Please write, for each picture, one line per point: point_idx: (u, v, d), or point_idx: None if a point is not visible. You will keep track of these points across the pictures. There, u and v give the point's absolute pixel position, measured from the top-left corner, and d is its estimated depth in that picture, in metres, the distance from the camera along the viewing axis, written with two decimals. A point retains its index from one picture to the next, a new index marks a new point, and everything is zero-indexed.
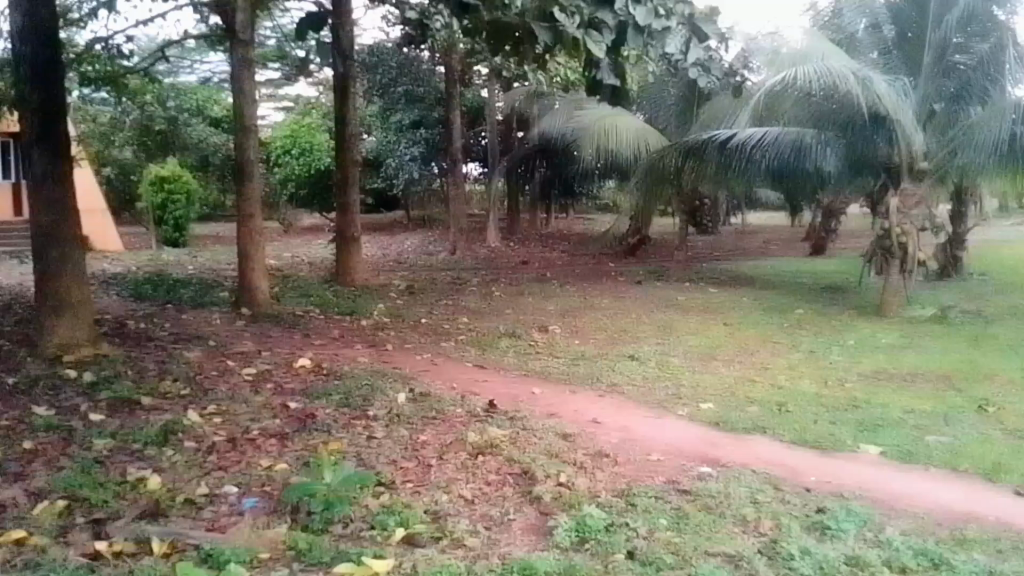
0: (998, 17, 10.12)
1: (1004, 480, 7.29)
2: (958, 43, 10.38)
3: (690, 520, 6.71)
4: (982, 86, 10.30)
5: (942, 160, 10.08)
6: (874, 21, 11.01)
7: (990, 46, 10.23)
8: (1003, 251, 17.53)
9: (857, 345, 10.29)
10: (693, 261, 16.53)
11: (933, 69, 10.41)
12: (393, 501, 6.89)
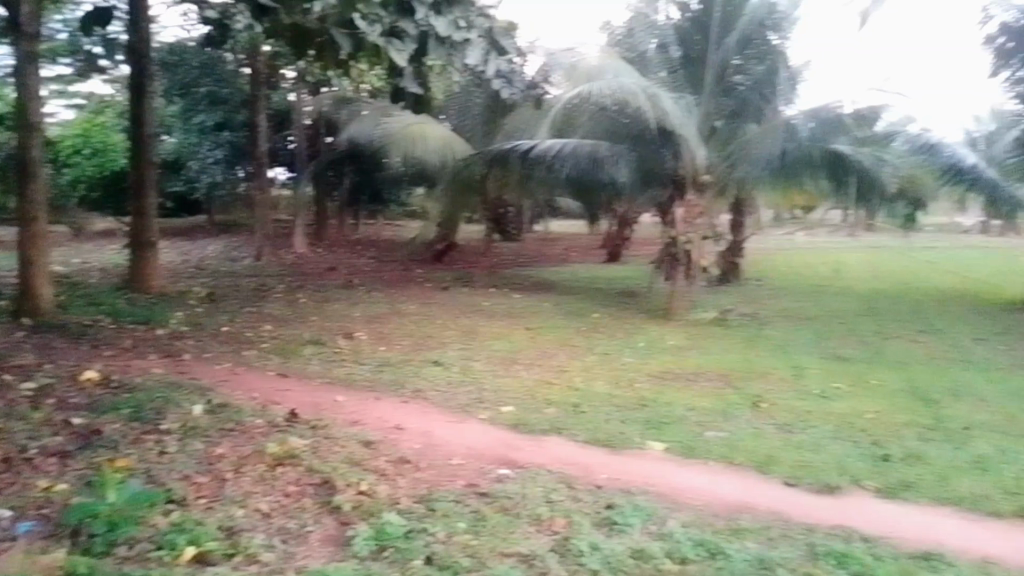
0: (772, 41, 10.55)
1: (774, 471, 7.83)
2: (737, 65, 10.75)
3: (488, 522, 6.84)
4: (756, 106, 10.81)
5: (722, 173, 10.81)
6: (662, 40, 10.91)
7: (765, 68, 10.66)
8: (780, 258, 19.00)
9: (647, 347, 10.82)
10: (495, 268, 16.94)
11: (715, 89, 10.76)
12: (184, 517, 6.65)
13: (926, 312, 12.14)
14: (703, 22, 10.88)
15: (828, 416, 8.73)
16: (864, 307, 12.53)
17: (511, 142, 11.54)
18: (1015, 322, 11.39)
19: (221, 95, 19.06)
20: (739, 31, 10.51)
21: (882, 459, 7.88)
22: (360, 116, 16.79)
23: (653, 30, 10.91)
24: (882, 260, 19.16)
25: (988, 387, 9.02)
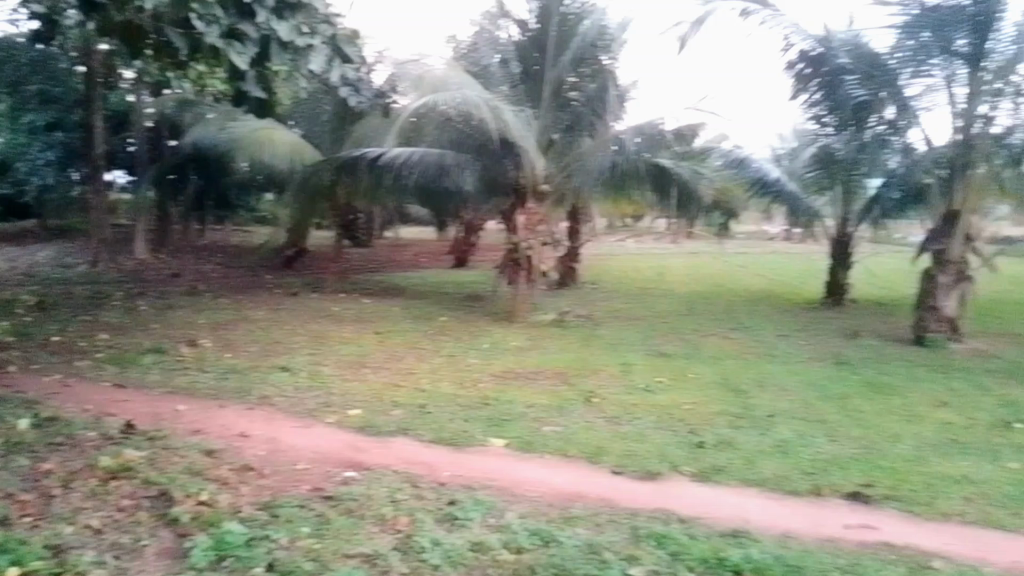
0: (602, 61, 11.24)
1: (603, 460, 8.37)
2: (572, 82, 11.35)
3: (331, 525, 6.84)
4: (589, 121, 11.34)
5: (560, 183, 11.42)
6: (504, 56, 11.77)
7: (596, 86, 11.25)
8: (616, 263, 20.38)
9: (490, 348, 11.25)
10: (346, 273, 17.15)
11: (551, 104, 11.36)
12: (5, 538, 6.36)
13: (738, 311, 13.36)
14: (541, 40, 11.43)
15: (652, 409, 9.41)
16: (683, 306, 13.67)
17: (358, 151, 11.98)
18: (816, 319, 12.69)
19: (52, 93, 17.83)
20: (572, 50, 11.14)
21: (697, 446, 8.57)
22: (206, 120, 16.71)
23: (497, 47, 11.87)
24: (703, 265, 20.93)
25: (789, 377, 10.02)
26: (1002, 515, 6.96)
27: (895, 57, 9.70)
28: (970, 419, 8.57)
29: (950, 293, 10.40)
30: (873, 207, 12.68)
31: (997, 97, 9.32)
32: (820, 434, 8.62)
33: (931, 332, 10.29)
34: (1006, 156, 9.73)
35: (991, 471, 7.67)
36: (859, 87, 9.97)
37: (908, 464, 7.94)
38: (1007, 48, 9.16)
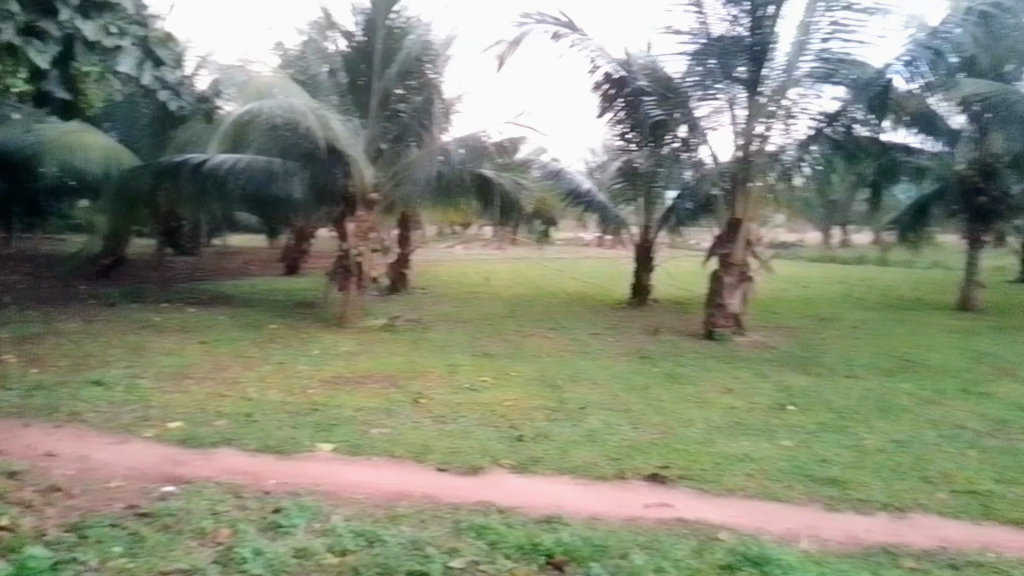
0: (428, 75, 11.82)
1: (428, 458, 8.58)
2: (399, 94, 11.83)
3: (146, 541, 6.54)
4: (416, 132, 11.96)
5: (389, 190, 11.89)
6: (331, 67, 11.90)
7: (422, 99, 11.87)
8: (449, 271, 21.22)
9: (320, 354, 11.34)
10: (170, 282, 16.69)
11: (379, 114, 11.77)
12: None
13: (556, 312, 14.29)
14: (367, 52, 11.76)
15: (476, 407, 9.84)
16: (508, 308, 14.49)
17: (181, 157, 12.25)
18: (623, 317, 13.80)
19: None
20: (398, 63, 11.57)
21: (516, 440, 9.04)
22: (9, 120, 15.81)
23: (324, 57, 11.94)
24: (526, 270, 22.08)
25: (600, 371, 10.85)
26: (777, 487, 7.85)
27: (685, 81, 10.17)
28: (751, 403, 9.64)
29: (736, 293, 11.29)
30: (670, 216, 13.50)
31: (772, 119, 9.98)
32: (626, 424, 9.37)
33: (718, 327, 11.33)
34: (781, 172, 10.32)
35: (769, 448, 8.66)
36: (655, 107, 10.41)
37: (699, 446, 8.79)
38: (779, 75, 9.80)
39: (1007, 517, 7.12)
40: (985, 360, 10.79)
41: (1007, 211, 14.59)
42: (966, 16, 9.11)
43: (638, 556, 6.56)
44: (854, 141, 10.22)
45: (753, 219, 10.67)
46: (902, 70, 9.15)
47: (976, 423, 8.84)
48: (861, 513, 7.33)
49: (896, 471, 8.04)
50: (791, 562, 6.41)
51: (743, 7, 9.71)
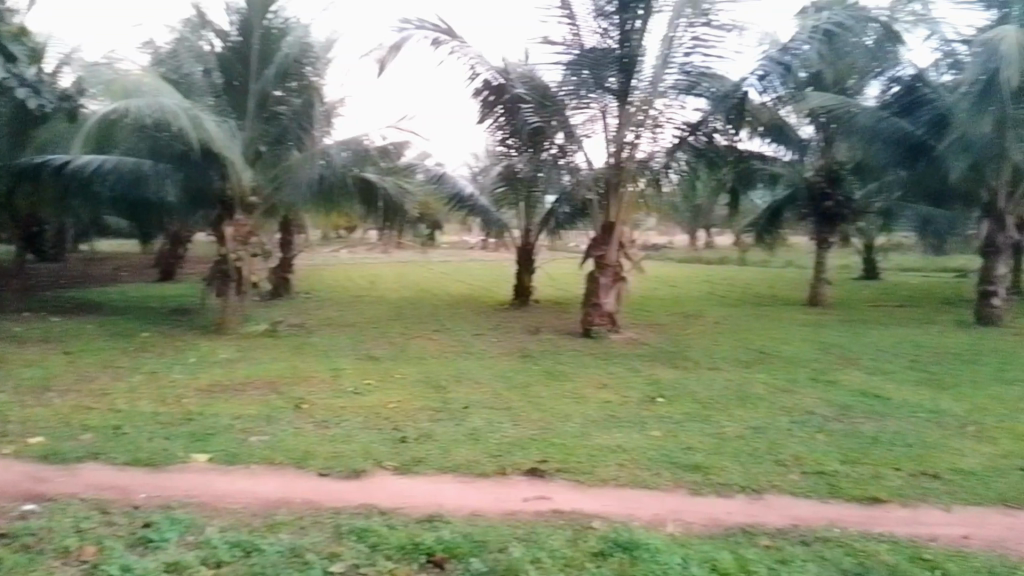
0: (309, 77, 11.84)
1: (310, 463, 8.41)
2: (279, 96, 11.83)
3: (1, 565, 6.18)
4: (296, 133, 11.98)
5: (270, 194, 12.03)
6: (206, 67, 11.95)
7: (302, 102, 11.88)
8: (332, 278, 21.32)
9: (197, 363, 11.09)
10: (32, 289, 15.93)
11: (257, 116, 11.69)
12: None
13: (440, 314, 14.54)
14: (243, 53, 11.65)
15: (359, 410, 9.84)
16: (391, 312, 14.73)
17: (42, 158, 11.71)
18: (505, 317, 14.18)
19: None
20: (276, 64, 11.44)
21: (399, 441, 9.06)
22: None
23: (199, 57, 11.95)
24: (411, 275, 22.56)
25: (482, 370, 11.11)
26: (647, 476, 8.28)
27: (561, 90, 10.59)
28: (624, 397, 10.13)
29: (611, 292, 11.79)
30: (550, 219, 14.10)
31: (641, 127, 10.51)
32: (507, 421, 9.63)
33: (595, 326, 11.83)
34: (652, 179, 10.83)
35: (639, 439, 9.12)
36: (533, 114, 10.75)
37: (576, 440, 9.15)
38: (646, 86, 10.32)
39: (850, 493, 7.78)
40: (830, 350, 11.79)
41: (851, 215, 15.73)
42: (812, 34, 9.39)
43: (516, 549, 6.69)
44: (715, 149, 10.77)
45: (626, 222, 11.28)
46: (755, 84, 9.55)
47: (823, 408, 9.63)
48: (722, 495, 7.84)
49: (754, 455, 8.64)
50: (657, 546, 6.76)
51: (612, 21, 10.22)
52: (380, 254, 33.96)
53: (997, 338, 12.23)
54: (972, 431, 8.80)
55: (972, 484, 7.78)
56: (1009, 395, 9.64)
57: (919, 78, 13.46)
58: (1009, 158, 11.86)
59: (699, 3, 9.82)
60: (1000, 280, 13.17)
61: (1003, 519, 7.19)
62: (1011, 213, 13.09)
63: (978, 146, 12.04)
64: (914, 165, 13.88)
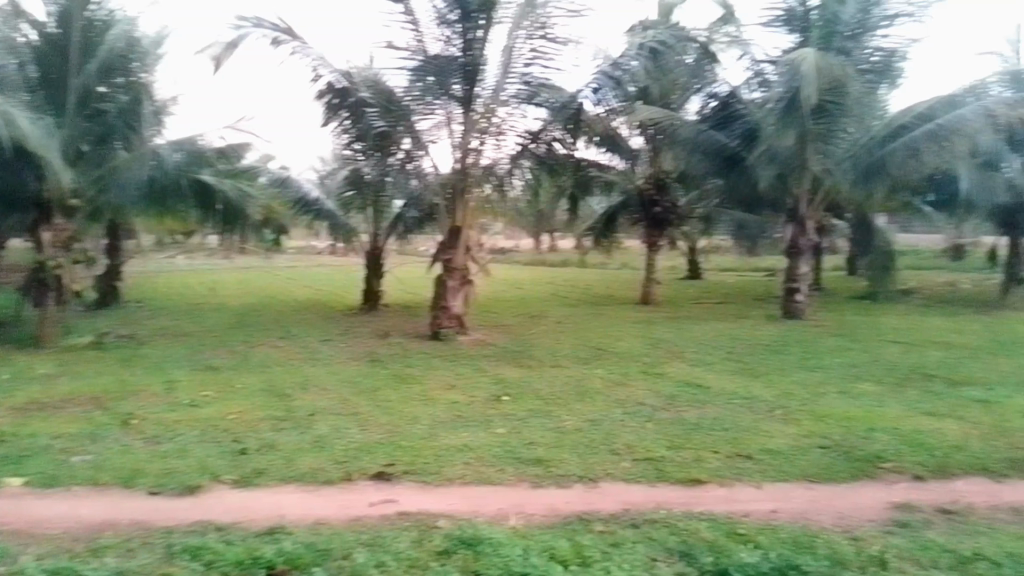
0: (136, 73, 11.53)
1: (140, 482, 7.97)
2: (102, 92, 11.37)
3: None
4: (122, 133, 11.66)
5: (92, 195, 11.52)
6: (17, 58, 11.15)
7: (130, 98, 11.53)
8: (164, 285, 20.59)
9: (9, 381, 10.22)
10: None
11: (79, 112, 11.24)
12: None
13: (286, 321, 14.27)
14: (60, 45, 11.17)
15: (195, 423, 9.47)
16: (233, 319, 14.34)
17: None
18: (354, 322, 14.13)
19: None
20: (100, 58, 11.12)
21: (239, 453, 8.76)
22: None
23: None
24: (251, 280, 23.01)
25: (328, 376, 11.03)
26: (490, 472, 8.57)
27: (406, 95, 10.72)
28: (471, 397, 10.40)
29: (458, 296, 12.06)
30: (398, 223, 14.37)
31: (485, 134, 10.84)
32: (354, 426, 9.61)
33: (444, 329, 12.07)
34: (497, 184, 11.19)
35: (483, 436, 9.43)
36: (377, 117, 10.80)
37: (423, 441, 9.30)
38: (489, 94, 10.67)
39: (676, 477, 8.45)
40: (658, 344, 12.71)
41: (676, 220, 17.00)
42: (639, 51, 9.98)
43: (360, 554, 6.67)
44: (555, 157, 11.25)
45: (471, 226, 11.59)
46: (590, 96, 10.10)
47: (652, 399, 10.36)
48: (560, 486, 8.27)
49: (590, 447, 9.16)
50: (499, 539, 6.97)
51: (455, 29, 10.48)
52: (221, 261, 32.52)
53: (801, 329, 13.70)
54: (778, 414, 9.79)
55: (779, 462, 8.67)
56: (810, 380, 10.82)
57: (732, 95, 14.49)
58: (810, 170, 13.40)
59: (536, 17, 10.28)
60: (802, 279, 14.72)
61: (804, 492, 8.06)
62: (810, 217, 14.49)
63: (783, 156, 13.41)
64: (727, 174, 14.76)
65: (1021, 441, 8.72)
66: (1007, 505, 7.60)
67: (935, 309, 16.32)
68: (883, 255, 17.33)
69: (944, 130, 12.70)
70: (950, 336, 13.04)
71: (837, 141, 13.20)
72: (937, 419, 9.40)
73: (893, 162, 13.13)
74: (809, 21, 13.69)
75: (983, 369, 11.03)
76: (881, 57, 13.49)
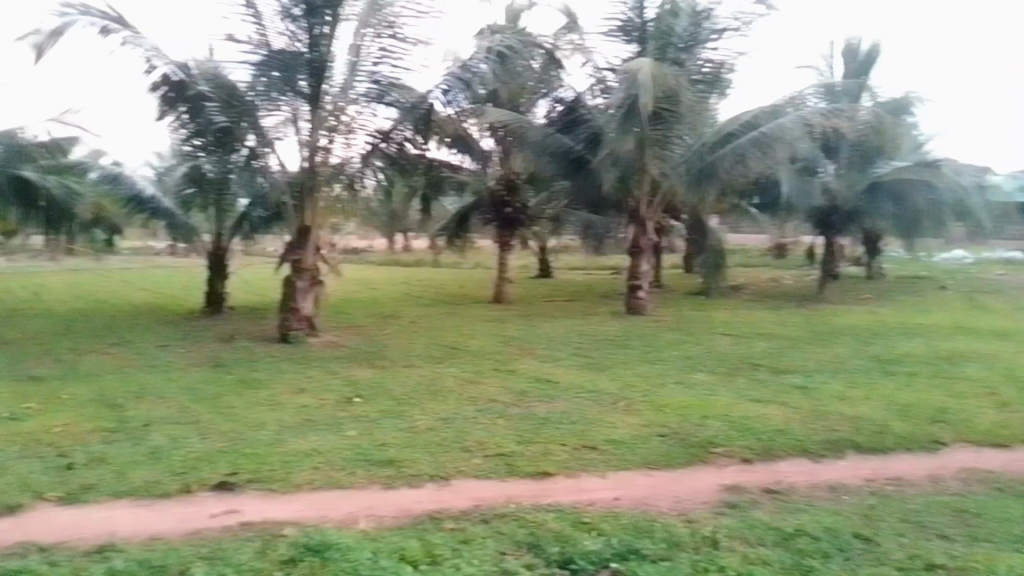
0: None
1: None
2: None
3: None
4: None
5: None
6: None
7: None
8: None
9: None
10: None
11: None
12: None
13: (121, 326, 13.48)
14: None
15: (15, 438, 8.73)
16: (61, 325, 13.40)
17: None
18: (195, 327, 13.53)
19: None
20: None
21: (64, 468, 8.14)
22: None
23: None
24: (84, 279, 23.00)
25: (168, 384, 10.52)
26: (341, 476, 8.39)
27: (250, 90, 10.56)
28: (321, 400, 10.20)
29: (308, 297, 11.96)
30: (244, 223, 14.52)
31: (334, 132, 10.78)
32: (194, 435, 9.16)
33: (293, 330, 11.86)
34: (347, 183, 11.13)
35: (334, 439, 9.24)
36: (219, 113, 10.52)
37: (268, 447, 8.98)
38: (337, 92, 10.67)
39: (525, 471, 8.65)
40: (511, 341, 13.03)
41: (526, 220, 17.42)
42: (488, 54, 10.16)
43: (198, 569, 6.29)
44: (407, 157, 11.25)
45: (321, 226, 11.51)
46: (440, 97, 10.14)
47: (503, 395, 10.57)
48: (412, 486, 8.25)
49: (443, 445, 9.20)
50: (348, 544, 6.77)
51: (299, 25, 10.46)
52: (44, 262, 29.99)
53: (642, 325, 14.43)
54: (622, 406, 10.24)
55: (622, 452, 9.05)
56: (651, 372, 11.41)
57: (577, 101, 14.98)
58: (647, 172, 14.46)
59: (383, 16, 10.37)
60: (643, 276, 15.57)
61: (644, 478, 8.47)
62: (649, 218, 15.22)
63: (624, 159, 14.35)
64: (574, 175, 15.17)
65: (835, 422, 9.55)
66: (823, 483, 8.29)
67: (762, 303, 17.68)
68: (713, 254, 18.44)
69: (766, 138, 13.76)
70: (775, 328, 14.17)
71: (672, 146, 14.16)
72: (763, 405, 10.14)
73: (722, 167, 13.96)
74: (645, 33, 14.30)
75: (802, 357, 12.06)
76: (711, 68, 14.45)
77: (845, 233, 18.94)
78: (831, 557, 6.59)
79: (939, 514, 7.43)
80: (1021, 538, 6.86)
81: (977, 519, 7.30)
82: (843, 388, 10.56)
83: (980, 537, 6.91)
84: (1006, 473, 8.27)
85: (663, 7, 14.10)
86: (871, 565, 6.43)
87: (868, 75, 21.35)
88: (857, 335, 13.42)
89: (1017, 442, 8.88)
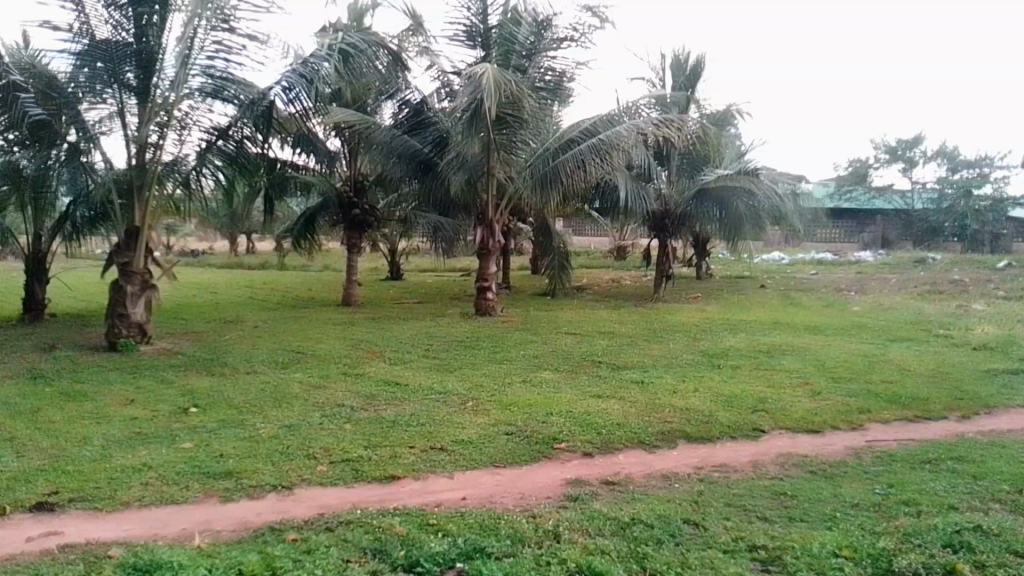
0: None
1: None
2: None
3: None
4: None
5: None
6: None
7: None
8: None
9: None
10: None
11: None
12: None
13: None
14: None
15: None
16: None
17: None
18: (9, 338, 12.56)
19: None
20: None
21: None
22: None
23: None
24: None
25: None
26: (172, 490, 7.68)
27: (71, 82, 10.82)
28: (152, 411, 9.72)
29: (139, 303, 11.94)
30: (62, 222, 13.95)
31: (166, 127, 11.08)
32: (8, 453, 8.35)
33: (122, 338, 11.72)
34: (181, 179, 11.57)
35: (167, 453, 8.62)
36: (35, 105, 10.70)
37: (92, 464, 8.24)
38: (168, 85, 10.90)
39: (370, 475, 8.29)
40: (360, 345, 13.00)
41: (375, 222, 17.82)
42: (330, 52, 10.67)
43: None
44: (246, 155, 11.70)
45: (150, 227, 11.81)
46: (281, 93, 10.55)
47: (351, 399, 10.46)
48: (252, 497, 7.65)
49: (285, 453, 8.73)
50: (181, 560, 5.99)
51: (125, 13, 10.70)
52: None
53: (492, 325, 14.86)
54: (471, 406, 10.36)
55: (469, 452, 8.98)
56: (498, 373, 11.68)
57: (422, 103, 15.15)
58: (494, 176, 14.93)
59: (218, 10, 10.71)
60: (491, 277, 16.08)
61: (490, 477, 8.37)
62: (496, 221, 15.74)
63: (470, 162, 14.77)
64: (422, 177, 15.55)
65: (668, 415, 10.07)
66: (657, 472, 8.52)
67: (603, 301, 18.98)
68: (560, 255, 19.18)
69: (603, 144, 14.41)
70: (615, 327, 14.81)
71: (516, 151, 14.69)
72: (604, 401, 10.58)
73: (564, 171, 14.51)
74: (489, 38, 14.59)
75: (639, 354, 12.73)
76: (552, 77, 14.85)
77: (677, 236, 20.77)
78: (663, 543, 6.62)
79: (760, 497, 7.71)
80: (832, 517, 7.15)
81: (795, 500, 7.63)
82: (675, 382, 11.22)
83: (796, 517, 7.16)
84: (817, 456, 8.87)
85: (506, 15, 14.39)
86: (701, 548, 6.49)
87: (695, 87, 22.74)
88: (686, 332, 14.24)
89: (825, 427, 9.68)
